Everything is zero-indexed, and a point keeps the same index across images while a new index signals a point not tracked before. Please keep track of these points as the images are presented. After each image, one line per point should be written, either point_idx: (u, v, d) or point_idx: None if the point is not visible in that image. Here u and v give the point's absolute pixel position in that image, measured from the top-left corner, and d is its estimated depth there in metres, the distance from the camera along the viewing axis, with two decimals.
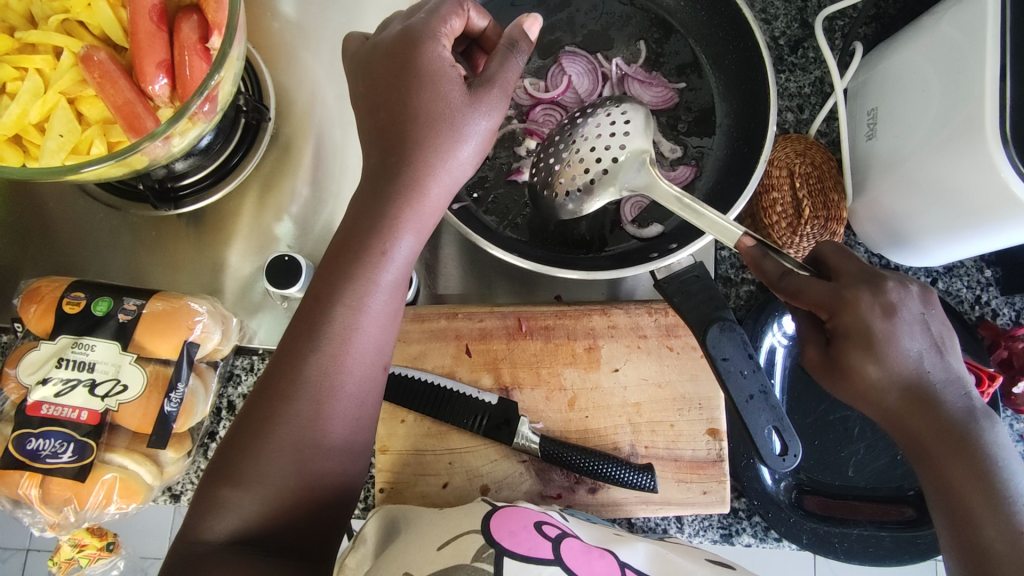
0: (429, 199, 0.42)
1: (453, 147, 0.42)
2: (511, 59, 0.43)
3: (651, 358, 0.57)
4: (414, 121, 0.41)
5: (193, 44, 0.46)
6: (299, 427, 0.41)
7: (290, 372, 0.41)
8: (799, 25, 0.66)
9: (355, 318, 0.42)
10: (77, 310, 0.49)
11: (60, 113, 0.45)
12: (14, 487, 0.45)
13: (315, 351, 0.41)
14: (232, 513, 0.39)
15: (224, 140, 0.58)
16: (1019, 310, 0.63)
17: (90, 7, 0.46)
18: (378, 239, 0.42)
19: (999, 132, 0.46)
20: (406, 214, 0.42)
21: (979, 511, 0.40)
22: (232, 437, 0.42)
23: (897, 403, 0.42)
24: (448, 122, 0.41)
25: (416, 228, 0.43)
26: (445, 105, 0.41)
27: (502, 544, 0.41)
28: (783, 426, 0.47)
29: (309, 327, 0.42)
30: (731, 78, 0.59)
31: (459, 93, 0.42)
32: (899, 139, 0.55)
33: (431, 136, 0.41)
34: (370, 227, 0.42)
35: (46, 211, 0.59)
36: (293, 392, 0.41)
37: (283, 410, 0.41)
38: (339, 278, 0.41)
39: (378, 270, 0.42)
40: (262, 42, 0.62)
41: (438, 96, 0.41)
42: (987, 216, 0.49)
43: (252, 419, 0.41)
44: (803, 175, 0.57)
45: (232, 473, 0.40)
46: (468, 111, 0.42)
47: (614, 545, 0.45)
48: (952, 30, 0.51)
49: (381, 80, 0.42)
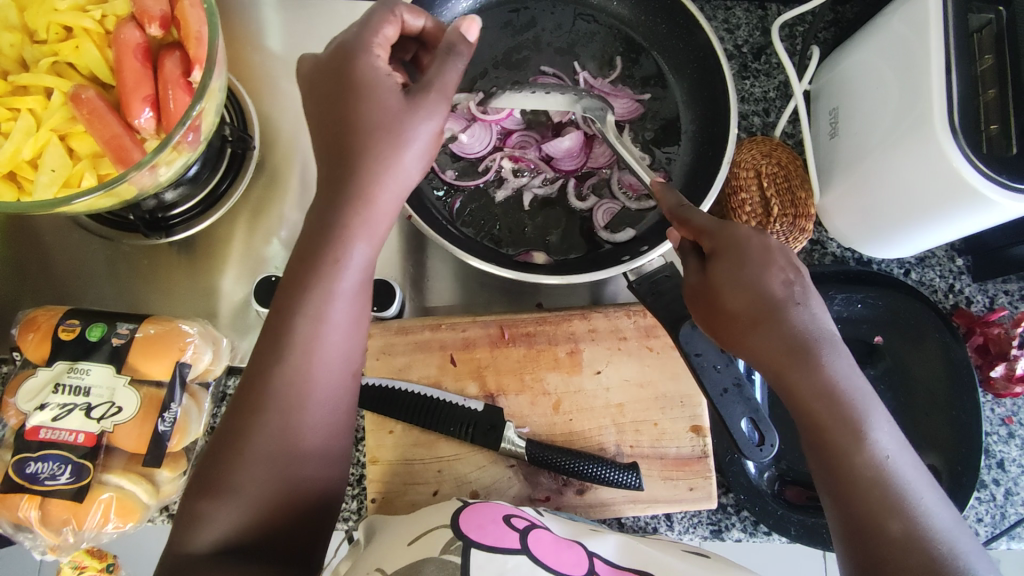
0: (378, 207, 0.44)
1: (394, 155, 0.44)
2: (448, 61, 0.44)
3: (632, 360, 0.58)
4: (357, 130, 0.44)
5: (176, 78, 0.48)
6: (278, 435, 0.43)
7: (275, 385, 0.43)
8: (760, 33, 0.69)
9: (326, 319, 0.43)
10: (72, 337, 0.51)
11: (52, 149, 0.47)
12: (14, 510, 0.47)
13: (298, 361, 0.43)
14: (213, 523, 0.41)
15: (212, 169, 0.60)
16: (993, 296, 0.65)
17: (78, 49, 0.49)
18: (332, 250, 0.43)
19: (948, 123, 0.48)
20: (356, 222, 0.43)
21: (843, 445, 0.39)
22: (221, 446, 0.43)
23: (776, 333, 0.41)
24: (388, 131, 0.43)
25: (368, 235, 0.44)
26: (384, 113, 0.43)
27: (470, 537, 0.43)
28: (760, 417, 0.48)
29: (291, 340, 0.43)
30: (694, 85, 0.62)
31: (396, 100, 0.44)
32: (859, 134, 0.57)
33: (371, 144, 0.43)
34: (347, 240, 0.44)
35: (43, 245, 0.62)
36: (279, 405, 0.42)
37: (272, 419, 0.43)
38: (319, 291, 0.43)
39: (335, 279, 0.43)
40: (245, 75, 0.65)
41: (375, 104, 0.43)
42: (944, 205, 0.51)
43: (243, 432, 0.43)
44: (769, 175, 0.59)
45: (228, 481, 0.42)
46: (410, 118, 0.43)
47: (586, 538, 0.47)
48: (899, 28, 0.53)
49: (325, 96, 0.45)
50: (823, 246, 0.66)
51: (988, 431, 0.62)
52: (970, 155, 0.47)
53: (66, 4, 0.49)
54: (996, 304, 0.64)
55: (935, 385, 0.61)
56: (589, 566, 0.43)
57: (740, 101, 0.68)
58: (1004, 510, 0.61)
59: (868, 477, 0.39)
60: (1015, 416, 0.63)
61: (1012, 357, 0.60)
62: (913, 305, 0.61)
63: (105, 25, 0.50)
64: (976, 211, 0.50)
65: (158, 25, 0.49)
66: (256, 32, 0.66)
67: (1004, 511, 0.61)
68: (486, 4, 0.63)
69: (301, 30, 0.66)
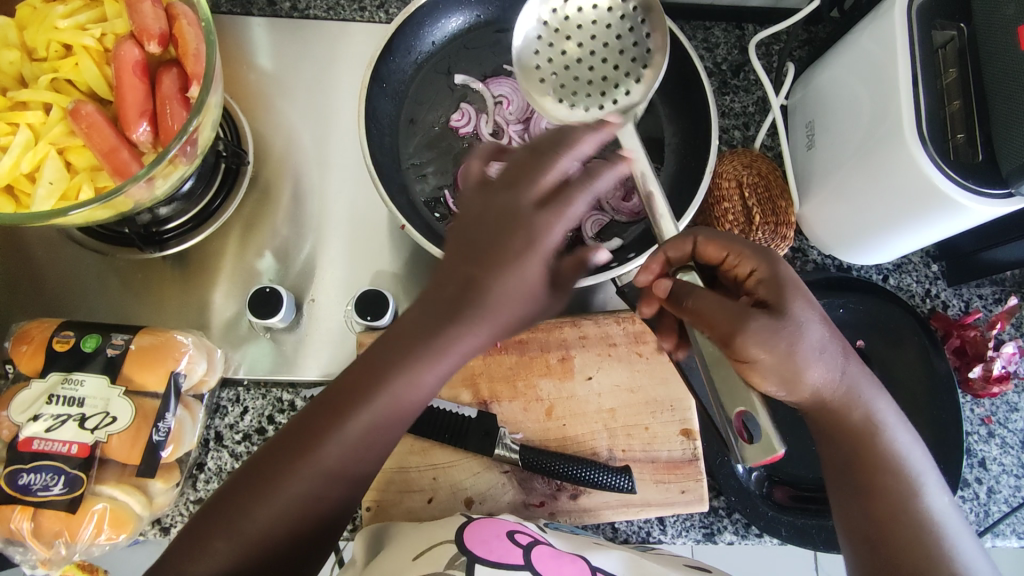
0: (495, 297, 0.40)
1: (524, 254, 0.40)
2: (581, 192, 0.43)
3: (622, 365, 0.60)
4: (502, 223, 0.41)
5: (174, 94, 0.50)
6: (304, 486, 0.40)
7: (318, 443, 0.40)
8: (739, 51, 0.72)
9: (406, 390, 0.40)
10: (66, 348, 0.51)
11: (50, 162, 0.48)
12: (6, 522, 0.47)
13: (385, 408, 0.40)
14: (211, 561, 0.39)
15: (205, 185, 0.61)
16: (968, 299, 0.67)
17: (78, 66, 0.50)
18: (457, 327, 0.40)
19: (916, 133, 0.50)
20: (481, 310, 0.40)
21: (880, 485, 0.43)
22: (229, 489, 0.40)
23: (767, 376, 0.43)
24: (514, 225, 0.41)
25: (492, 321, 0.41)
26: (515, 210, 0.41)
27: (473, 552, 0.44)
28: (743, 414, 0.50)
29: (348, 394, 0.40)
30: (677, 100, 0.64)
31: (532, 198, 0.42)
32: (835, 146, 0.60)
33: (513, 236, 0.41)
34: (435, 324, 0.40)
35: (34, 260, 0.62)
36: (313, 455, 0.40)
37: (298, 475, 0.39)
38: (428, 368, 0.40)
39: (438, 357, 0.40)
40: (240, 94, 0.67)
41: (516, 200, 0.42)
42: (916, 210, 0.53)
43: (263, 471, 0.40)
44: (750, 185, 0.61)
45: (221, 521, 0.39)
46: (539, 219, 0.41)
47: (587, 551, 0.48)
48: (867, 44, 0.56)
49: (495, 185, 0.43)
50: (804, 253, 0.68)
51: (968, 431, 0.64)
52: (940, 162, 0.50)
53: (66, 23, 0.50)
54: (971, 307, 0.67)
55: (915, 387, 0.62)
56: None
57: (721, 116, 0.70)
58: (987, 507, 0.62)
59: (888, 498, 0.43)
60: (993, 416, 0.65)
61: (989, 358, 0.63)
62: (892, 309, 0.63)
63: (104, 43, 0.51)
64: (948, 215, 0.52)
65: (156, 42, 0.50)
66: (248, 51, 0.68)
67: (987, 508, 0.62)
68: (474, 24, 0.66)
69: (293, 49, 0.68)
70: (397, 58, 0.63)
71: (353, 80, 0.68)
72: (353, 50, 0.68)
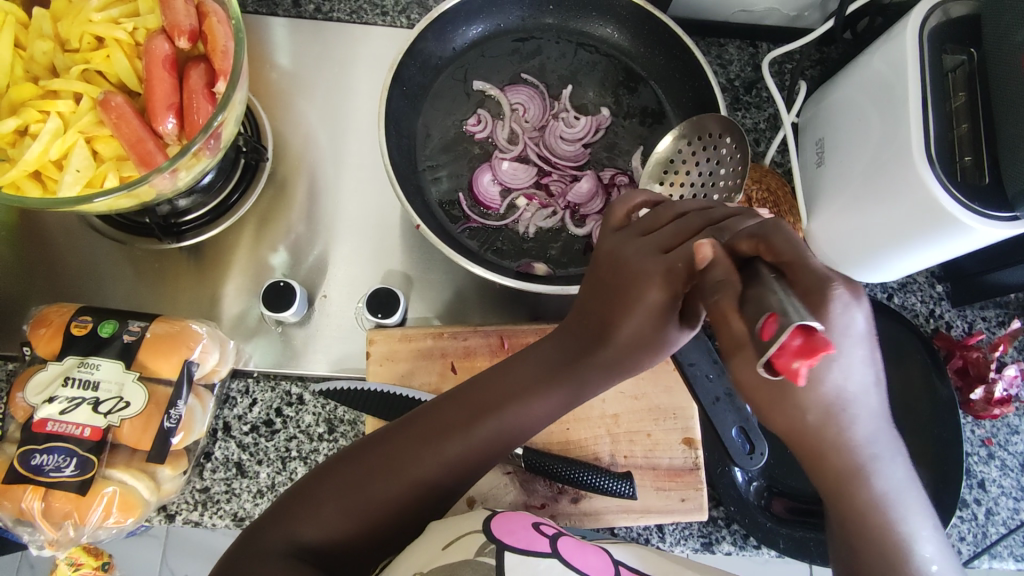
0: (615, 348, 0.41)
1: (644, 317, 0.38)
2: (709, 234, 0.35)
3: (627, 372, 0.60)
4: (616, 281, 0.39)
5: (200, 89, 0.51)
6: (404, 489, 0.44)
7: (433, 455, 0.44)
8: (751, 68, 0.73)
9: (502, 424, 0.45)
10: (84, 333, 0.52)
11: (78, 151, 0.50)
12: (17, 501, 0.47)
13: (482, 445, 0.45)
14: (315, 537, 0.42)
15: (225, 178, 0.63)
16: (971, 321, 0.68)
17: (109, 58, 0.51)
18: (579, 369, 0.43)
19: (924, 154, 0.51)
20: (602, 357, 0.42)
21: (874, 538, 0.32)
22: (347, 463, 0.44)
23: (646, 324, 0.39)
24: (623, 291, 0.39)
25: (607, 372, 0.43)
26: (631, 272, 0.38)
27: (502, 540, 0.45)
28: (748, 427, 0.56)
29: (457, 422, 0.45)
30: (690, 114, 0.66)
31: (651, 251, 0.38)
32: (844, 164, 0.61)
33: (626, 292, 0.39)
34: (554, 376, 0.44)
35: (53, 247, 0.63)
36: (414, 472, 0.44)
37: (422, 466, 0.44)
38: (527, 400, 0.45)
39: (539, 402, 0.45)
40: (262, 92, 0.68)
41: (629, 263, 0.39)
42: (923, 230, 0.54)
43: (370, 471, 0.44)
44: (760, 200, 0.62)
45: (333, 495, 0.43)
46: (645, 281, 0.37)
47: (609, 546, 0.49)
48: (878, 65, 0.57)
49: (620, 245, 0.40)
50: None
51: (968, 452, 0.64)
52: (946, 184, 0.51)
53: (100, 16, 0.52)
54: (974, 329, 0.67)
55: (917, 406, 0.63)
56: (614, 572, 0.45)
57: None
58: (985, 529, 0.63)
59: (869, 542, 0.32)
60: (994, 437, 0.65)
61: (991, 379, 0.64)
62: (894, 326, 0.64)
63: (136, 37, 0.52)
64: (954, 235, 0.53)
65: (187, 38, 0.51)
66: (271, 51, 0.69)
67: (985, 529, 0.63)
68: (494, 31, 0.68)
69: (315, 50, 0.70)
70: (418, 62, 0.64)
71: (373, 83, 0.69)
72: (374, 54, 0.70)
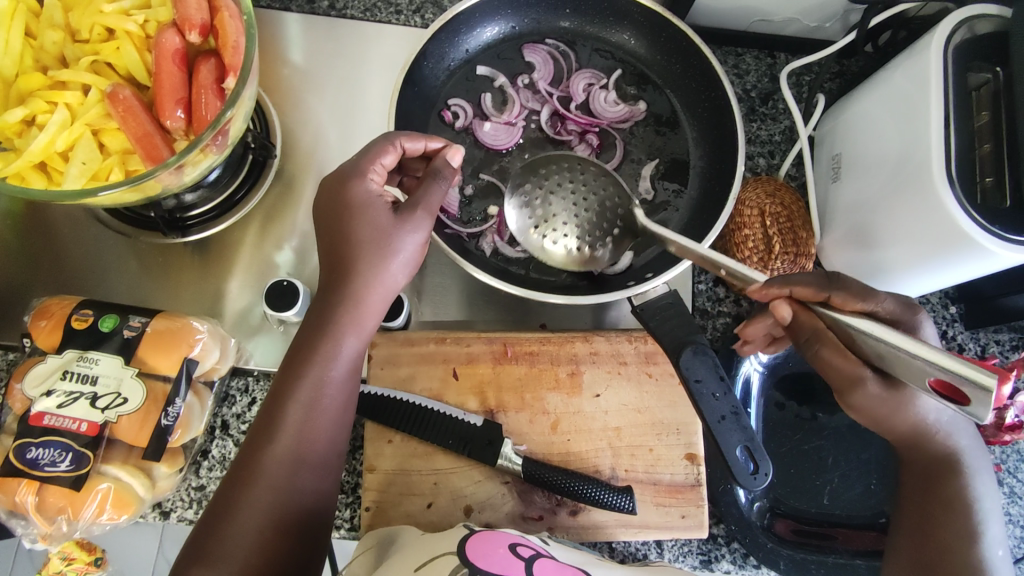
0: (368, 307, 0.48)
1: (384, 263, 0.47)
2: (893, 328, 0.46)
3: (631, 384, 0.59)
4: (352, 250, 0.47)
5: (209, 84, 0.50)
6: (272, 500, 0.44)
7: (263, 459, 0.44)
8: (768, 79, 0.72)
9: (312, 413, 0.46)
10: (84, 326, 0.52)
11: (84, 143, 0.49)
12: (11, 494, 0.47)
13: (296, 435, 0.45)
14: None
15: (232, 174, 0.62)
16: (984, 344, 0.66)
17: (118, 50, 0.51)
18: (326, 343, 0.47)
19: (944, 174, 0.50)
20: (346, 318, 0.47)
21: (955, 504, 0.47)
22: (216, 505, 0.44)
23: (874, 397, 0.44)
24: (377, 243, 0.47)
25: (357, 331, 0.48)
26: (378, 229, 0.48)
27: (476, 564, 0.43)
28: (754, 446, 0.49)
29: (268, 421, 0.45)
30: (704, 124, 0.65)
31: (387, 217, 0.48)
32: (860, 180, 0.60)
33: (359, 255, 0.47)
34: (333, 332, 0.47)
35: (57, 237, 0.63)
36: (262, 472, 0.44)
37: (274, 466, 0.44)
38: (319, 374, 0.46)
39: (327, 368, 0.46)
40: (272, 87, 0.68)
41: (369, 222, 0.48)
42: (939, 251, 0.53)
43: (232, 484, 0.44)
44: (772, 214, 0.61)
45: (212, 545, 0.42)
46: (397, 231, 0.48)
47: (591, 567, 0.47)
48: (899, 80, 0.56)
49: (327, 214, 0.49)
50: None
51: None
52: (965, 204, 0.49)
53: (111, 8, 0.51)
54: (987, 352, 0.66)
55: None
56: None
57: (747, 143, 0.70)
58: None
59: (950, 495, 0.47)
60: (1003, 464, 0.64)
61: (1002, 406, 0.61)
62: None
63: (147, 29, 0.52)
64: (970, 258, 0.51)
65: (197, 32, 0.50)
66: (283, 46, 0.69)
67: None
68: (509, 35, 0.68)
69: (327, 47, 0.69)
70: (431, 63, 0.64)
71: (384, 82, 0.68)
72: (386, 52, 0.69)
